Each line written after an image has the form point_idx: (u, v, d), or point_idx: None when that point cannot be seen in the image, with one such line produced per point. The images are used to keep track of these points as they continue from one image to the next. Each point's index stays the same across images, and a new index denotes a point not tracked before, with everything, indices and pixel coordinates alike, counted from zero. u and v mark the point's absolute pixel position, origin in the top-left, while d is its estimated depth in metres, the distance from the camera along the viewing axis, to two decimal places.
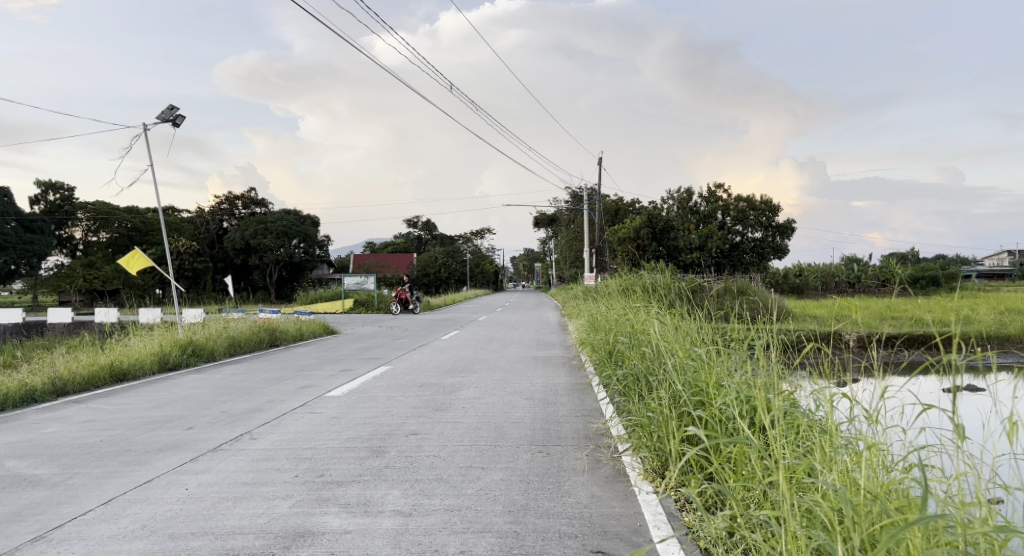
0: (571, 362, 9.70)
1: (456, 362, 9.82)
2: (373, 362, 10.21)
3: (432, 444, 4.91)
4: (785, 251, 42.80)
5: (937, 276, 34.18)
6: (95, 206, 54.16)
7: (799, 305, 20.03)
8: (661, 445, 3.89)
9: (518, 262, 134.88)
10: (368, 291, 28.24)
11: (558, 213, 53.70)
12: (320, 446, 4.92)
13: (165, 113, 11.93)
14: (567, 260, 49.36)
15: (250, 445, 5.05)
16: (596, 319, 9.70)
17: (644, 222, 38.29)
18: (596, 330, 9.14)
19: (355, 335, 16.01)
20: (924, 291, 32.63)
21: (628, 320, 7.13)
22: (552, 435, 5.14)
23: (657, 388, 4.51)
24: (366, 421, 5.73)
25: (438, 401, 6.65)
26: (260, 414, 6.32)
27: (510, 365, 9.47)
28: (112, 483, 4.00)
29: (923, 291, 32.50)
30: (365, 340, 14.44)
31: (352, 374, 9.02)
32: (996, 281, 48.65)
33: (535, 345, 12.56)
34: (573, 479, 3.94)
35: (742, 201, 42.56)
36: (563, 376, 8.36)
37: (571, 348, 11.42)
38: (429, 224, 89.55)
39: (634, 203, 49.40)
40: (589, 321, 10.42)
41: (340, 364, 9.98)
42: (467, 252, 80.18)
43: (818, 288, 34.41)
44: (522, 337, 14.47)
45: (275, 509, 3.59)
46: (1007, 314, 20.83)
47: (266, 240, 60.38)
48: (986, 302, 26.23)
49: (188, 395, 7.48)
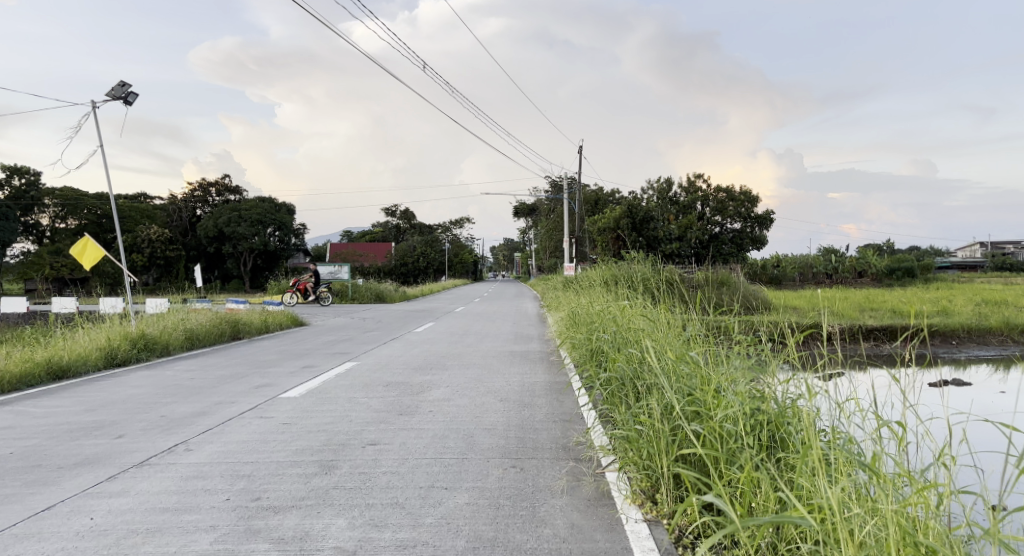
0: (550, 358, 9.18)
1: (427, 358, 9.22)
2: (340, 357, 9.58)
3: (391, 456, 4.34)
4: (763, 242, 42.84)
5: (912, 266, 34.19)
6: (62, 192, 52.32)
7: (779, 296, 19.84)
8: (653, 464, 3.35)
9: (497, 250, 134.11)
10: (342, 281, 27.47)
11: (538, 202, 53.08)
12: (263, 460, 4.33)
13: (115, 91, 10.84)
14: (546, 250, 48.91)
15: (183, 458, 4.43)
16: (577, 314, 9.18)
17: (624, 212, 37.91)
18: (577, 326, 8.62)
19: (325, 327, 15.32)
20: (899, 283, 32.79)
21: (610, 316, 6.58)
22: (527, 445, 4.60)
23: (646, 394, 3.98)
24: (319, 429, 5.14)
25: (404, 404, 6.08)
26: (204, 419, 5.68)
27: (484, 362, 8.90)
28: (4, 511, 3.37)
29: (898, 283, 32.66)
30: (334, 333, 13.78)
31: (315, 371, 8.38)
32: (966, 273, 49.41)
33: (512, 338, 12.03)
34: (548, 503, 3.40)
35: (721, 191, 42.38)
36: (541, 374, 7.83)
37: (550, 342, 10.91)
38: (408, 213, 88.40)
39: (614, 193, 49.04)
40: (568, 316, 9.90)
41: (303, 360, 9.32)
42: (446, 241, 79.43)
43: (796, 279, 34.38)
44: (499, 329, 13.96)
45: (194, 544, 3.00)
46: (983, 306, 20.82)
47: (240, 228, 58.94)
48: (961, 294, 26.35)
49: (129, 396, 6.80)
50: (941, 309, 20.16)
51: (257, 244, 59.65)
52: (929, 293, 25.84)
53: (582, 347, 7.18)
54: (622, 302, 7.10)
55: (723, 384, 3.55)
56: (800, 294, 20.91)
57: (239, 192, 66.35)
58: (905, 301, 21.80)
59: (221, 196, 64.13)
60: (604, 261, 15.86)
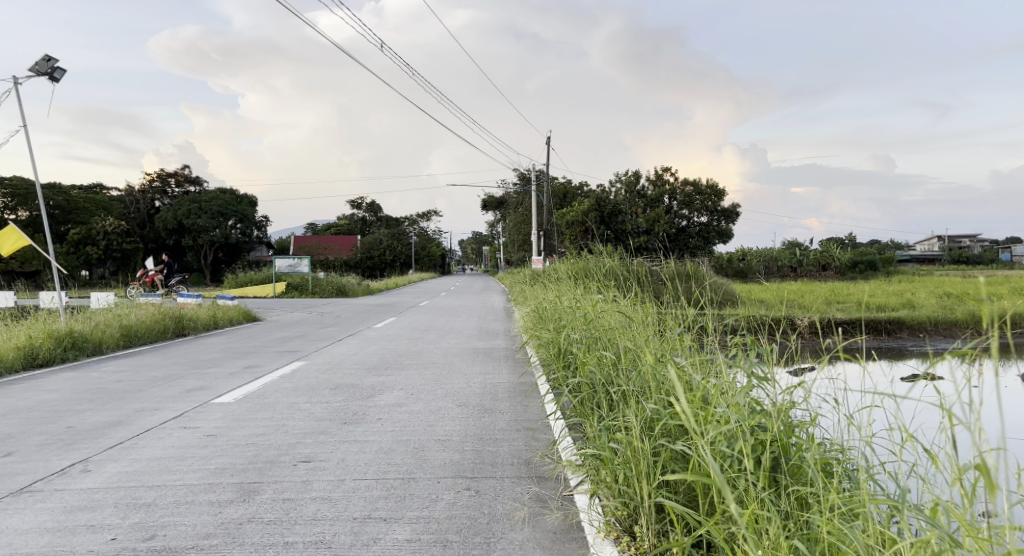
0: (515, 355, 8.62)
1: (383, 357, 8.55)
2: (288, 356, 8.85)
3: (324, 477, 3.72)
4: (729, 236, 43.08)
5: (875, 260, 34.51)
6: (12, 182, 49.90)
7: (748, 289, 19.67)
8: (633, 491, 2.79)
9: (465, 244, 133.23)
10: (302, 274, 26.48)
11: (506, 195, 52.47)
12: (173, 484, 3.64)
13: (39, 66, 9.67)
14: (514, 243, 48.33)
15: (76, 481, 3.71)
16: (545, 309, 8.63)
17: (592, 205, 37.53)
18: (545, 322, 8.07)
19: (279, 323, 14.48)
20: (862, 276, 33.16)
21: (580, 313, 6.03)
22: (485, 460, 4.02)
23: (623, 405, 3.44)
24: (247, 444, 4.45)
25: (350, 410, 5.43)
26: (115, 429, 4.93)
27: (445, 360, 8.29)
28: None
29: (861, 276, 33.05)
30: (288, 329, 12.99)
31: (258, 372, 7.64)
32: (924, 265, 50.34)
33: (476, 334, 11.44)
34: (504, 539, 2.82)
35: (689, 185, 42.42)
36: (506, 374, 7.25)
37: (516, 338, 10.34)
38: (374, 205, 86.87)
39: (583, 187, 48.77)
40: (535, 311, 9.35)
41: (248, 359, 8.57)
42: (413, 234, 78.28)
43: (762, 272, 34.56)
44: (463, 324, 13.37)
45: None
46: (945, 300, 21.01)
47: (200, 220, 56.98)
48: (923, 287, 26.68)
49: (39, 402, 5.97)
50: (905, 302, 20.28)
51: (218, 236, 57.81)
52: (892, 286, 26.10)
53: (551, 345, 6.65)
54: (592, 298, 6.58)
55: (714, 390, 3.08)
56: (768, 287, 20.80)
57: (199, 182, 64.14)
58: (871, 294, 21.88)
59: (180, 187, 61.77)
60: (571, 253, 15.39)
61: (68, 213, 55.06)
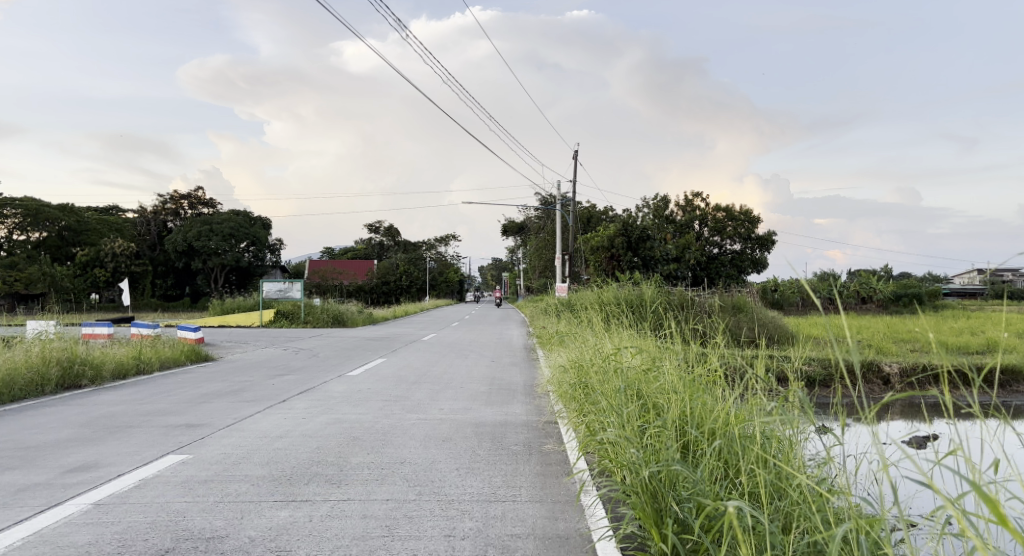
0: (545, 447, 5.07)
1: (320, 450, 5.02)
2: (172, 442, 5.38)
3: None
4: (763, 265, 39.43)
5: (923, 293, 26.45)
6: (24, 202, 47.97)
7: (808, 335, 15.83)
8: None
9: (485, 271, 130.71)
10: (293, 300, 23.29)
11: (527, 219, 49.32)
12: None
13: None
14: (536, 269, 44.91)
15: None
16: (587, 371, 5.30)
17: (618, 229, 33.58)
18: (595, 401, 4.62)
19: (229, 367, 11.06)
20: (913, 313, 25.65)
21: (679, 472, 3.01)
22: None
23: None
24: None
25: None
26: None
27: (422, 458, 4.76)
28: None
29: (910, 310, 26.15)
30: (232, 378, 9.56)
31: (78, 483, 4.17)
32: (966, 297, 45.75)
33: (481, 391, 7.92)
34: None
35: (719, 210, 39.01)
36: (530, 509, 3.67)
37: (538, 405, 6.78)
38: (391, 230, 83.99)
39: (607, 212, 45.48)
40: (572, 367, 5.97)
41: (99, 448, 5.11)
42: (430, 259, 75.40)
43: (798, 305, 26.62)
44: (466, 372, 9.92)
45: None
46: None
47: (211, 243, 54.41)
48: (996, 319, 21.88)
49: None
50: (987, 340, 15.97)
51: (229, 260, 55.28)
52: (965, 318, 22.13)
53: (641, 443, 3.42)
54: (691, 428, 3.62)
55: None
56: (824, 331, 16.97)
57: (212, 204, 61.96)
58: (938, 330, 17.88)
59: (193, 209, 58.87)
60: (599, 285, 12.08)
61: (78, 234, 52.79)
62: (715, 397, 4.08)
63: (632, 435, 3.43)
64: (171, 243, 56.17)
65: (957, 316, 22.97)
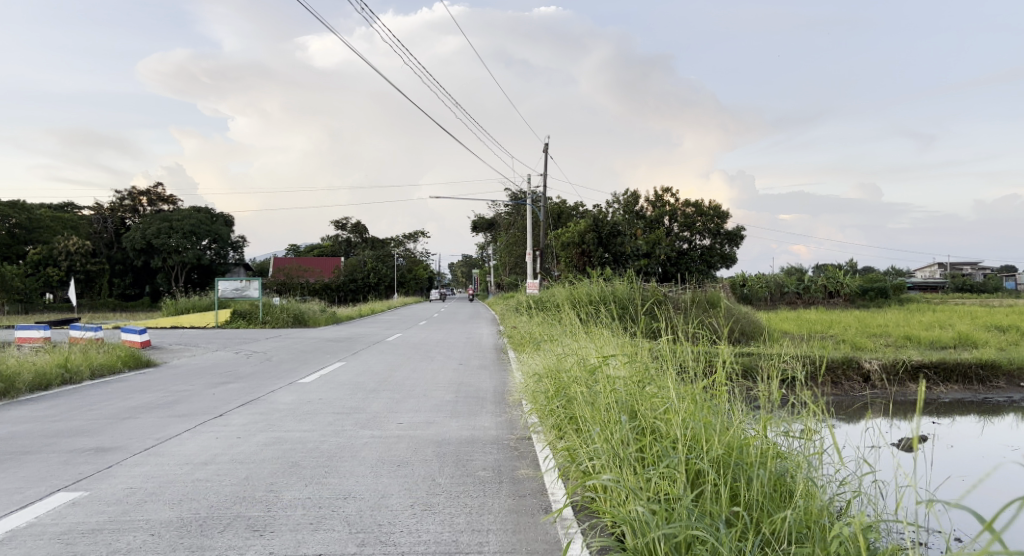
0: (517, 473, 4.32)
1: (247, 482, 4.17)
2: (71, 474, 4.46)
3: None
4: (732, 260, 39.35)
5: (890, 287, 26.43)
6: None
7: (783, 330, 15.35)
8: None
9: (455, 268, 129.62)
10: (252, 300, 22.14)
11: (496, 215, 48.54)
12: None
13: None
14: (506, 265, 44.14)
15: None
16: (569, 386, 4.52)
17: (589, 225, 32.90)
18: (580, 422, 3.87)
19: (170, 374, 10.05)
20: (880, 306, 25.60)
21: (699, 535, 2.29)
22: None
23: None
24: None
25: None
26: None
27: (369, 492, 3.94)
28: None
29: (878, 305, 26.12)
30: (170, 388, 8.59)
31: None
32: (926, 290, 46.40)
33: (445, 400, 7.12)
34: None
35: (689, 205, 38.70)
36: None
37: (507, 418, 5.98)
38: (358, 227, 82.34)
39: (578, 207, 44.93)
40: (550, 376, 5.19)
41: None
42: (398, 256, 74.12)
43: (768, 300, 26.36)
44: (429, 377, 9.10)
45: None
46: (1005, 333, 16.26)
47: (171, 241, 52.43)
48: (962, 313, 21.90)
49: None
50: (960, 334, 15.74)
51: (190, 257, 53.35)
52: (931, 312, 22.06)
53: (643, 489, 2.71)
54: (702, 462, 2.91)
55: None
56: (800, 326, 16.53)
57: (172, 200, 59.74)
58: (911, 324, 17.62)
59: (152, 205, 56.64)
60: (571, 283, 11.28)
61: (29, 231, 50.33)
62: (723, 418, 3.38)
63: (632, 478, 2.72)
64: (129, 240, 54.00)
65: (924, 310, 22.91)
